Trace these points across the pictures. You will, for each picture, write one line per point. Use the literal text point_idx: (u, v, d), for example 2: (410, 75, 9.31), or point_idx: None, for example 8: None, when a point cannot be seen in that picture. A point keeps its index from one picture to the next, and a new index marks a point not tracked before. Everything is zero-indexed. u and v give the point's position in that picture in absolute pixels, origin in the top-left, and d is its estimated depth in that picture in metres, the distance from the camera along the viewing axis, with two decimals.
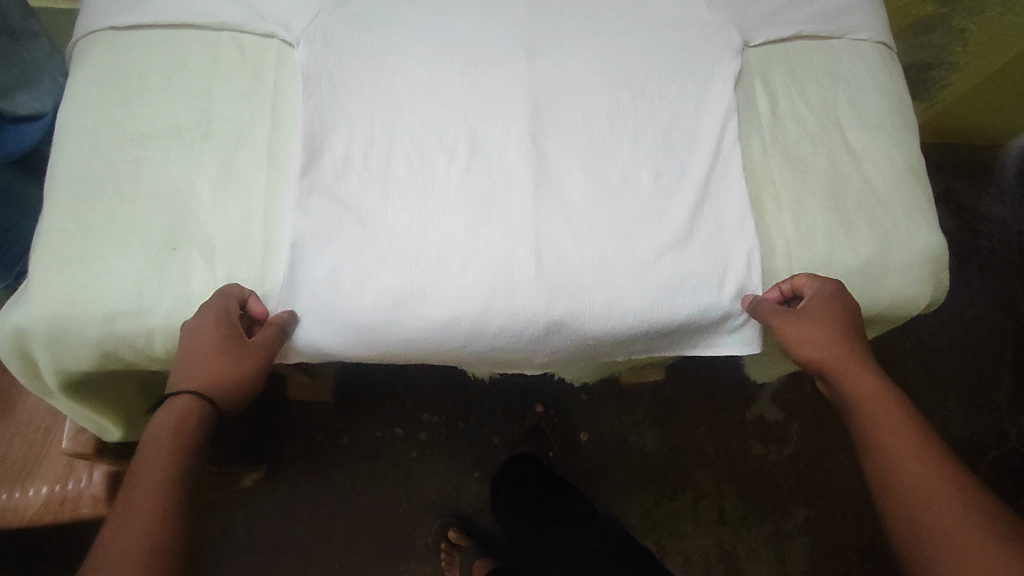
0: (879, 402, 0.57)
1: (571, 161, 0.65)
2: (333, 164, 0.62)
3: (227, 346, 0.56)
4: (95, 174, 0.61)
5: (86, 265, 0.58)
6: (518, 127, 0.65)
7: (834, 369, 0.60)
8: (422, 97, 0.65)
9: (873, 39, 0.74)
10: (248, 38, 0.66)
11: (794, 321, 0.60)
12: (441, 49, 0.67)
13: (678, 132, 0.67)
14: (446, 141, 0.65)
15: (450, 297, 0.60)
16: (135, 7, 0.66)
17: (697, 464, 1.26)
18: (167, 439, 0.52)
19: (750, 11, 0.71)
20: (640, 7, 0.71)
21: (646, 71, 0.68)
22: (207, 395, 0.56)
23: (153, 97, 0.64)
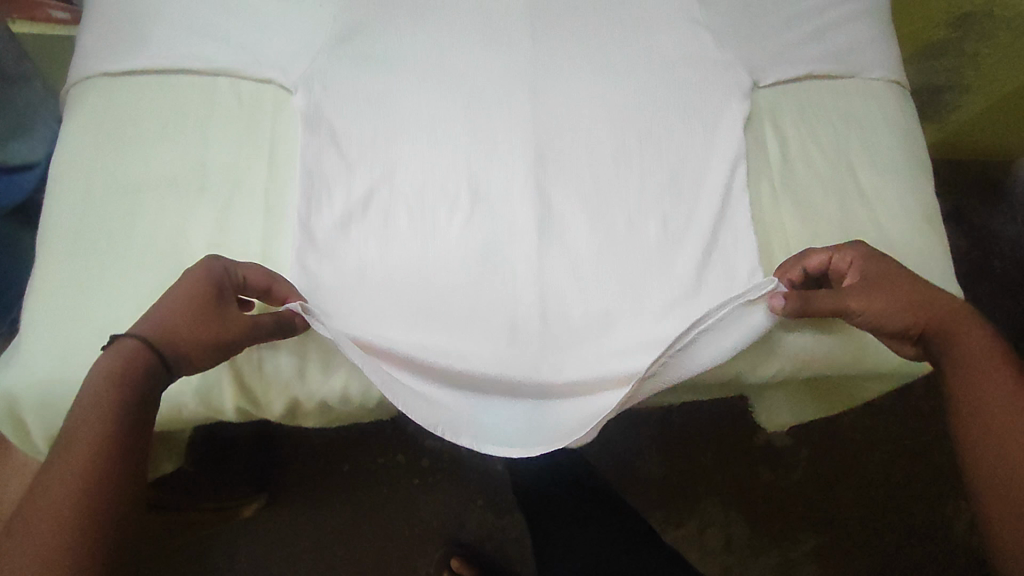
0: (987, 355, 0.54)
1: (572, 209, 0.63)
2: (331, 215, 0.61)
3: (203, 309, 0.51)
4: (91, 226, 0.60)
5: (80, 321, 0.57)
6: (523, 174, 0.64)
7: (933, 321, 0.56)
8: (423, 141, 0.64)
9: (886, 77, 0.71)
10: (245, 82, 0.65)
11: (864, 297, 0.57)
12: (440, 93, 0.65)
13: (686, 178, 0.65)
14: (449, 189, 0.63)
15: (452, 349, 0.59)
16: (128, 51, 0.64)
17: (704, 491, 1.24)
18: (102, 386, 0.47)
19: (761, 50, 0.69)
20: (647, 46, 0.69)
21: (652, 115, 0.66)
22: (155, 343, 0.49)
23: (148, 145, 0.63)
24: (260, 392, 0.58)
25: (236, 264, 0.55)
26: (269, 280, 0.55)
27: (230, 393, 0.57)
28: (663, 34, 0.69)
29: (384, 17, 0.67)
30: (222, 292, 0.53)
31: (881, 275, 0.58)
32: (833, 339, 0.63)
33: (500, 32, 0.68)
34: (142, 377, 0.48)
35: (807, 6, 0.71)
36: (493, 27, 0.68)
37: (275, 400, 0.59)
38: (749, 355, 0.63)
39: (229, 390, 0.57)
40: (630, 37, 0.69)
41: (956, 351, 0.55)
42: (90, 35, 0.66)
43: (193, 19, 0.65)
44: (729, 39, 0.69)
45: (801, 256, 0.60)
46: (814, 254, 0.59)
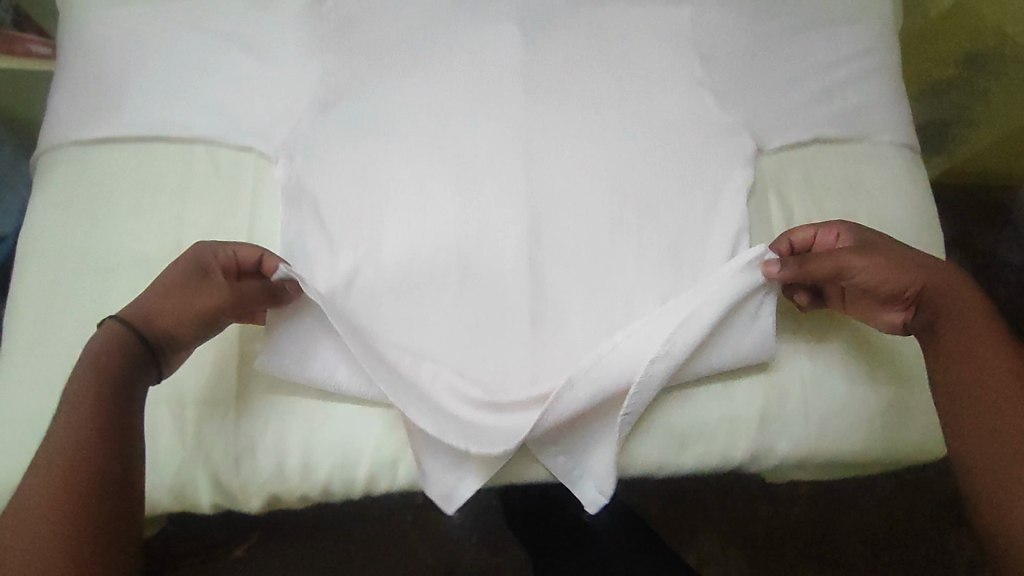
0: (974, 312, 0.54)
1: (566, 302, 0.60)
2: (309, 302, 0.58)
3: (187, 281, 0.52)
4: (65, 312, 0.58)
5: (54, 416, 0.55)
6: (514, 260, 0.61)
7: (928, 284, 0.55)
8: (411, 213, 0.61)
9: (895, 140, 0.68)
10: (223, 151, 0.62)
11: (861, 255, 0.55)
12: (428, 167, 0.62)
13: (682, 253, 0.62)
14: (439, 267, 0.60)
15: (437, 392, 0.57)
16: (102, 120, 0.62)
17: (700, 528, 1.12)
18: (82, 371, 0.46)
19: (765, 112, 0.66)
20: (645, 108, 0.66)
21: (650, 183, 0.63)
22: (130, 321, 0.50)
23: (123, 222, 0.60)
24: (238, 487, 0.57)
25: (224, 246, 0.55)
26: (260, 252, 0.55)
27: (208, 491, 0.57)
28: (662, 95, 0.66)
29: (367, 77, 0.64)
30: (205, 265, 0.53)
31: (873, 241, 0.57)
32: (838, 426, 0.62)
33: (491, 93, 0.65)
34: (122, 356, 0.48)
35: (814, 65, 0.68)
36: (483, 87, 0.65)
37: (256, 496, 0.57)
38: (758, 433, 0.61)
39: (205, 488, 0.56)
40: (627, 98, 0.66)
41: (948, 311, 0.54)
42: (61, 101, 0.63)
43: (169, 85, 0.62)
44: (731, 100, 0.66)
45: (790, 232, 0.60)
46: (797, 231, 0.59)
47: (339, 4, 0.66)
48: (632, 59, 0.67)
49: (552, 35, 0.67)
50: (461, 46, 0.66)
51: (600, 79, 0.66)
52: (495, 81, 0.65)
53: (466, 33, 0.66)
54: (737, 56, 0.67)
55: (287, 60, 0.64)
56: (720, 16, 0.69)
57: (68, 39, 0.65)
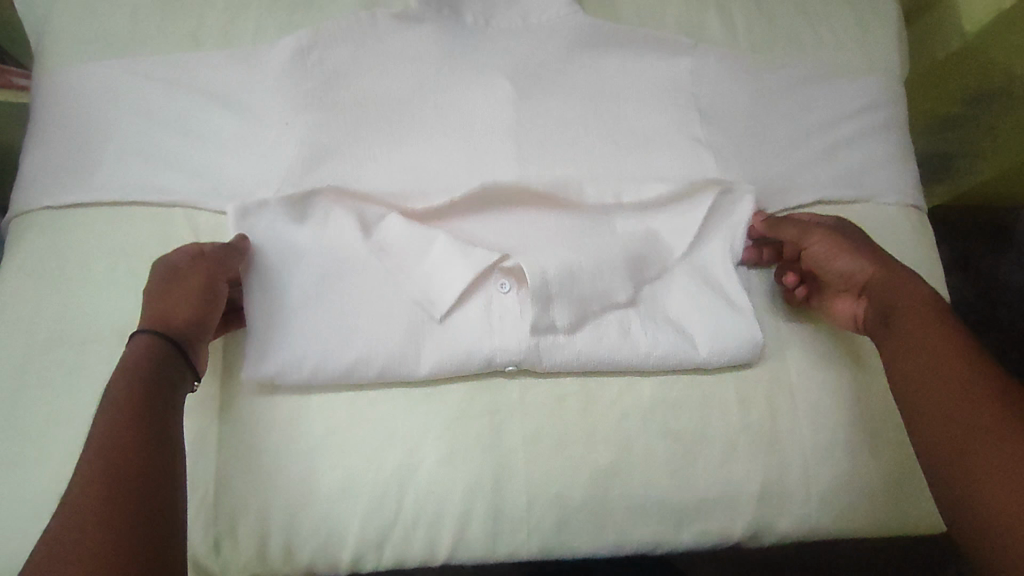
0: (920, 310, 0.53)
1: (535, 359, 0.56)
2: (294, 358, 0.55)
3: (164, 283, 0.52)
4: (32, 387, 0.55)
5: (14, 503, 0.52)
6: (497, 317, 0.57)
7: (881, 272, 0.56)
8: (398, 274, 0.58)
9: (900, 203, 0.66)
10: (202, 215, 0.60)
11: (822, 234, 0.59)
12: (397, 220, 0.59)
13: (683, 332, 0.59)
14: (426, 319, 0.57)
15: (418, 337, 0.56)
16: (78, 185, 0.60)
17: None
18: (121, 379, 0.46)
19: (766, 171, 0.64)
20: (642, 167, 0.63)
21: (648, 246, 0.61)
22: (153, 330, 0.50)
23: (96, 290, 0.58)
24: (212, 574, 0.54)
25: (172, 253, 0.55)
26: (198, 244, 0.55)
27: None
28: (660, 152, 0.64)
29: (354, 136, 0.61)
30: (169, 268, 0.53)
31: (843, 230, 0.60)
32: (846, 501, 0.58)
33: (480, 150, 0.62)
34: (157, 361, 0.48)
35: (817, 122, 0.66)
36: (473, 143, 0.62)
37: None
38: (762, 510, 0.57)
39: None
40: (624, 155, 0.63)
41: (895, 304, 0.54)
42: (39, 162, 0.61)
43: (151, 147, 0.61)
44: (733, 159, 0.64)
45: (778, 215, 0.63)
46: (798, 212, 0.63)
47: (325, 56, 0.62)
48: (629, 115, 0.65)
49: (546, 88, 0.64)
50: (451, 101, 0.63)
51: (597, 135, 0.64)
52: (486, 136, 0.62)
53: (456, 88, 0.64)
54: (739, 112, 0.65)
55: (269, 116, 0.61)
56: (722, 69, 0.66)
57: (47, 97, 0.63)
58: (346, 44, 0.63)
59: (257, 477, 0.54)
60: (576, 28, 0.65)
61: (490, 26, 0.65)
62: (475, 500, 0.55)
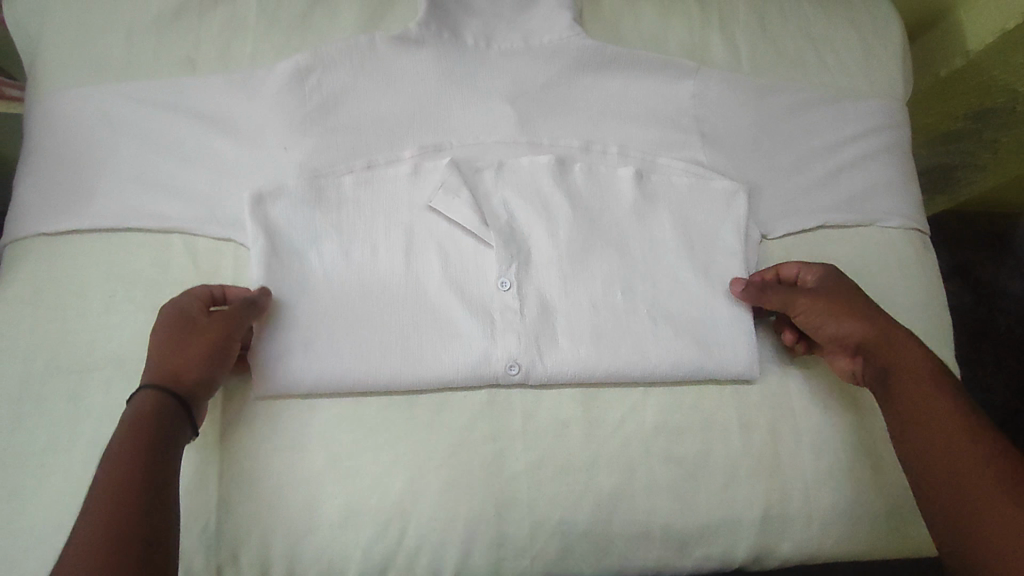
0: (916, 383, 0.52)
1: (534, 350, 0.58)
2: (308, 375, 0.56)
3: (176, 331, 0.52)
4: (29, 419, 0.55)
5: (14, 537, 0.52)
6: (498, 312, 0.59)
7: (877, 340, 0.54)
8: (403, 279, 0.59)
9: (904, 226, 0.66)
10: (200, 241, 0.59)
11: (815, 300, 0.56)
12: (393, 212, 0.60)
13: (683, 359, 0.59)
14: (436, 321, 0.58)
15: (432, 327, 0.58)
16: (74, 211, 0.59)
17: None
18: (123, 433, 0.47)
19: (769, 196, 0.64)
20: (645, 189, 0.63)
21: (654, 265, 0.61)
22: (162, 385, 0.50)
23: (93, 319, 0.57)
24: None
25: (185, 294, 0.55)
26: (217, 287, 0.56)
27: None
28: (662, 177, 0.63)
29: (353, 160, 0.61)
30: (181, 315, 0.53)
31: (837, 289, 0.57)
32: (849, 526, 0.58)
33: (480, 172, 0.61)
34: (162, 420, 0.48)
35: (819, 146, 0.66)
36: (474, 162, 0.62)
37: None
38: (764, 536, 0.57)
39: None
40: (622, 173, 0.63)
41: (891, 370, 0.53)
42: (33, 187, 0.60)
43: (148, 172, 0.60)
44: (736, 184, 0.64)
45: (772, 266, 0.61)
46: (785, 265, 0.61)
47: (324, 79, 0.61)
48: (630, 140, 0.64)
49: (547, 111, 0.64)
50: (452, 124, 0.63)
51: (598, 159, 0.64)
52: (485, 157, 0.62)
53: (457, 111, 0.63)
54: (741, 136, 0.65)
55: (267, 140, 0.60)
56: (725, 93, 0.66)
57: (40, 121, 0.62)
58: (345, 66, 0.62)
59: (256, 503, 0.54)
60: (578, 50, 0.65)
61: (492, 47, 0.65)
62: (479, 527, 0.54)
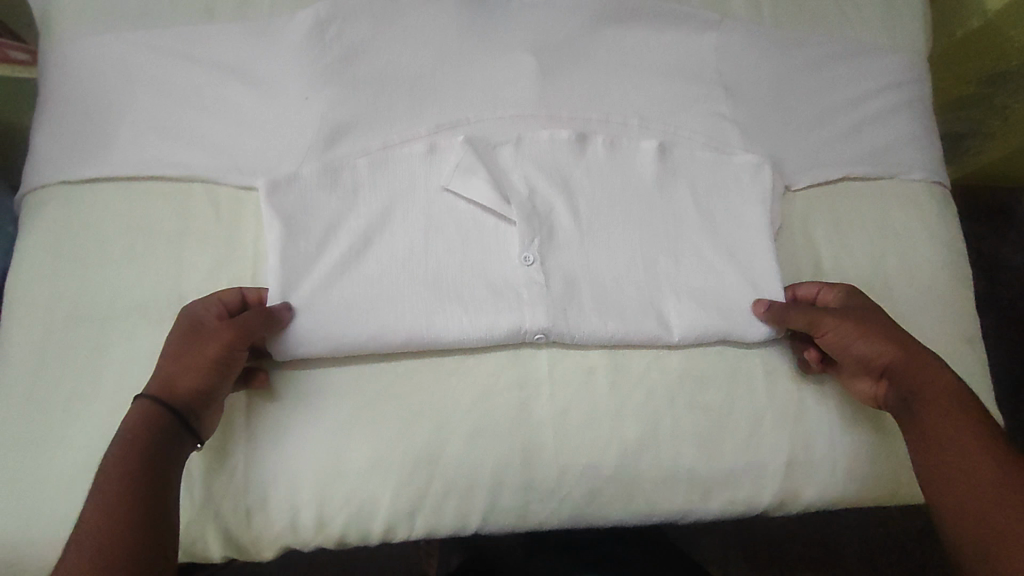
0: (942, 406, 0.52)
1: (558, 312, 0.56)
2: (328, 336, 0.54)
3: (180, 342, 0.51)
4: (54, 366, 0.54)
5: (46, 481, 0.52)
6: (525, 288, 0.57)
7: (901, 366, 0.54)
8: (425, 241, 0.57)
9: (926, 178, 0.67)
10: (224, 190, 0.59)
11: (841, 318, 0.55)
12: (410, 195, 0.58)
13: (712, 325, 0.58)
14: (460, 282, 0.57)
15: (453, 298, 0.56)
16: (94, 160, 0.58)
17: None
18: (113, 461, 0.47)
19: (793, 150, 0.64)
20: (670, 141, 0.62)
21: (679, 229, 0.60)
22: (155, 398, 0.49)
23: (117, 268, 0.57)
24: (250, 540, 0.55)
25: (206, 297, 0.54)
26: (241, 289, 0.55)
27: (217, 545, 0.54)
28: (684, 152, 0.62)
29: (375, 109, 0.59)
30: (190, 325, 0.52)
31: (862, 311, 0.57)
32: (870, 469, 0.59)
33: (496, 149, 0.60)
34: (150, 441, 0.48)
35: (842, 100, 0.66)
36: (489, 137, 0.60)
37: (269, 546, 0.56)
38: (788, 480, 0.58)
39: (216, 543, 0.54)
40: (646, 148, 0.61)
41: (919, 394, 0.53)
42: (52, 137, 0.60)
43: (167, 122, 0.59)
44: (760, 137, 0.64)
45: (799, 285, 0.61)
46: (801, 286, 0.60)
47: (344, 28, 0.60)
48: (651, 114, 0.62)
49: (572, 62, 0.63)
50: (475, 73, 0.61)
51: (620, 133, 0.62)
52: (503, 132, 0.60)
53: (480, 59, 0.62)
54: (765, 90, 0.65)
55: (289, 90, 0.59)
56: (748, 46, 0.66)
57: (58, 70, 0.61)
58: (365, 16, 0.61)
59: (286, 449, 0.54)
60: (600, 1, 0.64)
61: None
62: (507, 472, 0.56)
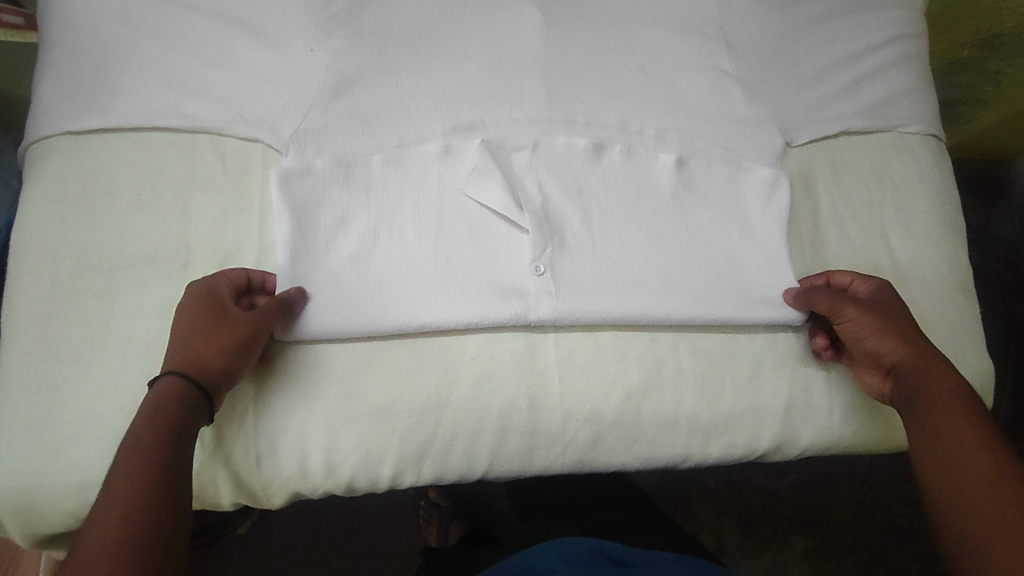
0: (948, 400, 0.51)
1: (570, 303, 0.57)
2: (349, 291, 0.55)
3: (211, 316, 0.50)
4: (61, 314, 0.55)
5: (56, 426, 0.52)
6: (533, 299, 0.57)
7: (908, 359, 0.53)
8: (433, 227, 0.58)
9: (923, 131, 0.68)
10: (229, 142, 0.60)
11: (860, 307, 0.55)
12: (424, 192, 0.58)
13: (728, 310, 0.58)
14: (472, 273, 0.57)
15: (454, 302, 0.56)
16: (96, 109, 0.58)
17: (740, 534, 0.96)
18: (149, 432, 0.45)
19: (794, 104, 0.65)
20: (671, 95, 0.63)
21: (693, 208, 0.61)
22: (188, 372, 0.48)
23: (124, 219, 0.57)
24: (259, 488, 0.55)
25: (216, 275, 0.53)
26: (244, 269, 0.55)
27: (227, 490, 0.55)
28: (700, 164, 0.62)
29: (378, 64, 0.59)
30: (219, 300, 0.51)
31: (888, 303, 0.56)
32: (866, 413, 0.61)
33: (512, 153, 0.60)
34: (186, 412, 0.47)
35: (842, 55, 0.67)
36: (505, 141, 0.60)
37: (278, 495, 0.56)
38: (786, 425, 0.59)
39: (226, 489, 0.55)
40: (664, 159, 0.61)
41: (923, 388, 0.52)
42: (54, 87, 0.60)
43: (169, 73, 0.59)
44: (762, 91, 0.64)
45: (824, 273, 0.61)
46: (836, 273, 0.60)
47: None
48: (651, 96, 0.62)
49: (574, 16, 0.63)
50: (479, 28, 0.61)
51: (636, 141, 0.62)
52: (520, 136, 0.60)
53: (482, 12, 0.62)
54: (768, 46, 0.65)
55: (293, 42, 0.59)
56: (751, 0, 0.65)
57: (58, 21, 0.61)
58: None
59: (296, 392, 0.55)
60: None
61: None
62: (513, 417, 0.56)
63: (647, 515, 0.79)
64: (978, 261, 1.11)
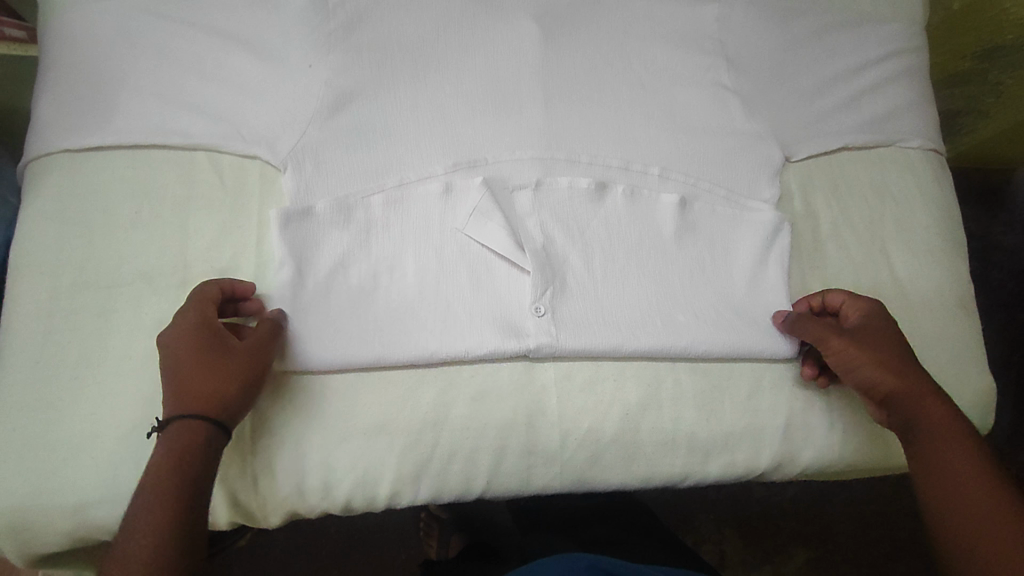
0: (947, 433, 0.50)
1: (569, 346, 0.56)
2: (348, 315, 0.55)
3: (219, 351, 0.49)
4: (58, 333, 0.55)
5: (52, 446, 0.52)
6: (534, 338, 0.56)
7: (902, 390, 0.52)
8: (432, 267, 0.57)
9: (922, 146, 0.68)
10: (227, 159, 0.60)
11: (846, 337, 0.54)
12: (425, 235, 0.58)
13: (728, 334, 0.58)
14: (472, 313, 0.57)
15: (454, 346, 0.55)
16: (95, 127, 0.58)
17: (741, 547, 0.96)
18: (171, 477, 0.45)
19: (794, 119, 0.65)
20: (670, 111, 0.63)
21: (694, 245, 0.61)
22: (205, 412, 0.48)
23: (123, 237, 0.57)
24: (255, 508, 0.55)
25: (194, 299, 0.52)
26: (217, 284, 0.53)
27: (224, 510, 0.54)
28: (704, 206, 0.62)
29: (377, 80, 0.59)
30: (211, 331, 0.50)
31: (876, 330, 0.55)
32: (867, 430, 0.60)
33: (514, 193, 0.59)
34: (204, 452, 0.47)
35: (843, 69, 0.66)
36: (508, 179, 0.59)
37: (275, 515, 0.56)
38: (787, 444, 0.59)
39: (222, 509, 0.54)
40: (667, 200, 0.61)
41: (920, 420, 0.51)
42: (52, 104, 0.60)
43: (169, 90, 0.59)
44: (762, 107, 0.64)
45: (821, 293, 0.59)
46: (831, 292, 0.59)
47: None
48: (652, 111, 0.62)
49: (574, 33, 0.63)
50: (477, 45, 0.61)
51: (640, 181, 0.61)
52: (522, 174, 0.60)
53: (482, 29, 0.61)
54: (768, 61, 0.65)
55: (291, 59, 0.59)
56: (751, 15, 0.65)
57: (58, 37, 0.61)
58: None
59: (293, 412, 0.55)
60: None
61: None
62: (511, 436, 0.56)
63: (648, 529, 0.79)
64: (981, 271, 1.11)
